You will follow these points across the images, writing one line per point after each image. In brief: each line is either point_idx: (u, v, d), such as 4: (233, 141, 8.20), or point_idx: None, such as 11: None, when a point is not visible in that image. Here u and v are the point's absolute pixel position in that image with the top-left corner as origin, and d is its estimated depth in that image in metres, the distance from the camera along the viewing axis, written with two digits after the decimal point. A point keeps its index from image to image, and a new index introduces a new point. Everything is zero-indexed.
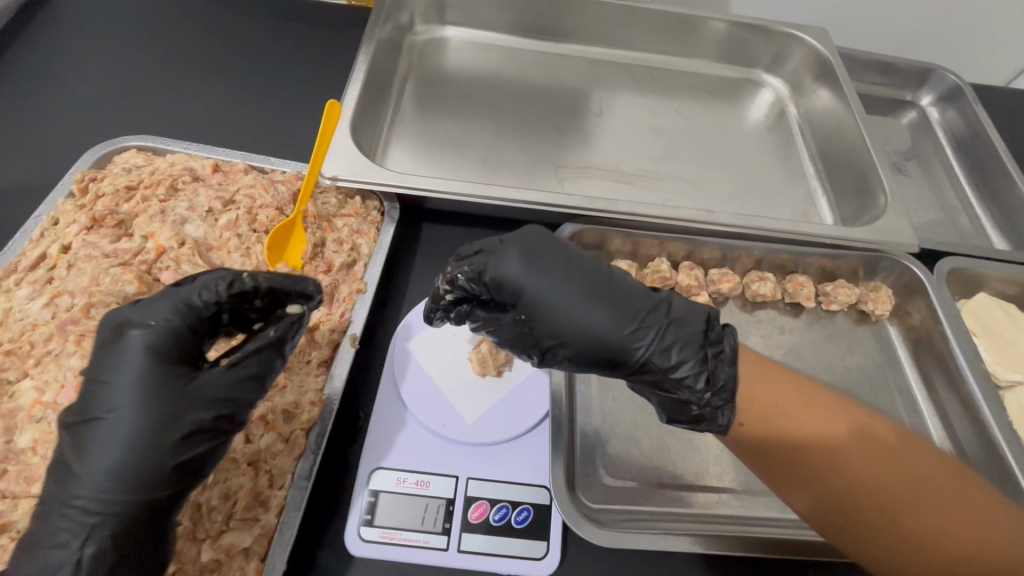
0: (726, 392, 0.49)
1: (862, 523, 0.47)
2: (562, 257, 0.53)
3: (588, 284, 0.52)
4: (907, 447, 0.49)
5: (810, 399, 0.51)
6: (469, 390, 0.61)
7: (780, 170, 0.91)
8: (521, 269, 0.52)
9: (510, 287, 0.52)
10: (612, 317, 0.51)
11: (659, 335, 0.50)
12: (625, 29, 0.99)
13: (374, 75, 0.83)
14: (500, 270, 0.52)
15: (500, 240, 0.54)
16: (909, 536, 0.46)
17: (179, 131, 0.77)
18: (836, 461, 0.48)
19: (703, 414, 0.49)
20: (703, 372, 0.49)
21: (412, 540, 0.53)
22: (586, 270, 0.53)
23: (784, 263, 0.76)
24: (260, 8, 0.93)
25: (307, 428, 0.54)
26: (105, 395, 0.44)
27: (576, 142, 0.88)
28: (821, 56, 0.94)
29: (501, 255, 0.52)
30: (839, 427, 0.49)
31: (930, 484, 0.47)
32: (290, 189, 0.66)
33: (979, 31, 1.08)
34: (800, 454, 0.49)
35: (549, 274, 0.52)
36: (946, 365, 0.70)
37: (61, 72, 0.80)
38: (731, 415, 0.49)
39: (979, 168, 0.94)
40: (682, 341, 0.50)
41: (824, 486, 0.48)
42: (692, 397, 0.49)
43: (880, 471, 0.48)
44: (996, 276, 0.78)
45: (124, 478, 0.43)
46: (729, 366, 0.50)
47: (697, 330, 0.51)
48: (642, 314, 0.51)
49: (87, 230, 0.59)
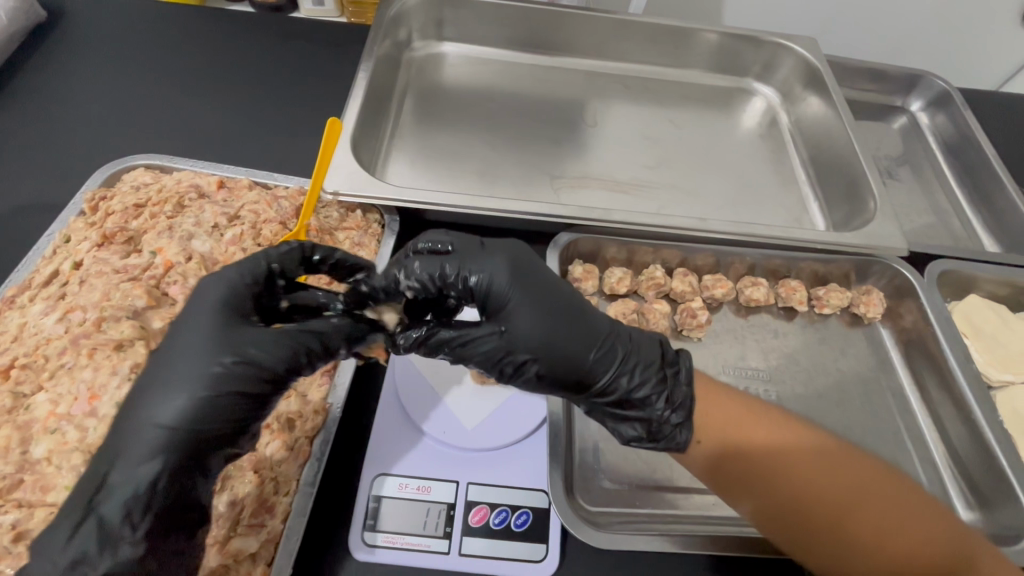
0: (684, 411, 0.52)
1: (813, 532, 0.49)
2: (541, 276, 0.53)
3: (563, 300, 0.52)
4: (845, 457, 0.51)
5: (759, 414, 0.53)
6: (467, 397, 0.62)
7: (772, 177, 0.93)
8: (507, 281, 0.51)
9: (494, 295, 0.51)
10: (585, 335, 0.51)
11: (626, 356, 0.52)
12: (619, 42, 1.01)
13: (373, 92, 0.85)
14: (483, 276, 0.51)
15: (482, 243, 0.53)
16: (854, 541, 0.48)
17: (185, 149, 0.79)
18: (787, 473, 0.50)
19: (662, 432, 0.52)
20: (663, 392, 0.52)
21: (416, 544, 0.54)
22: (562, 290, 0.53)
23: (777, 268, 0.77)
24: (262, 28, 0.96)
25: (311, 436, 0.56)
26: (187, 328, 0.47)
27: (571, 153, 0.90)
28: (810, 64, 0.96)
29: (485, 261, 0.51)
30: (784, 435, 0.52)
31: (871, 492, 0.49)
32: (293, 205, 0.68)
33: (968, 37, 1.10)
34: (753, 465, 0.50)
35: (530, 288, 0.51)
36: (938, 365, 0.71)
37: (72, 95, 0.83)
38: (688, 435, 0.51)
39: (968, 172, 0.96)
40: (645, 364, 0.52)
41: (775, 497, 0.49)
42: (651, 414, 0.52)
43: (826, 480, 0.49)
44: (986, 278, 0.79)
45: (198, 414, 0.44)
46: (686, 386, 0.53)
47: (657, 353, 0.54)
48: (610, 334, 0.52)
49: (98, 247, 0.61)
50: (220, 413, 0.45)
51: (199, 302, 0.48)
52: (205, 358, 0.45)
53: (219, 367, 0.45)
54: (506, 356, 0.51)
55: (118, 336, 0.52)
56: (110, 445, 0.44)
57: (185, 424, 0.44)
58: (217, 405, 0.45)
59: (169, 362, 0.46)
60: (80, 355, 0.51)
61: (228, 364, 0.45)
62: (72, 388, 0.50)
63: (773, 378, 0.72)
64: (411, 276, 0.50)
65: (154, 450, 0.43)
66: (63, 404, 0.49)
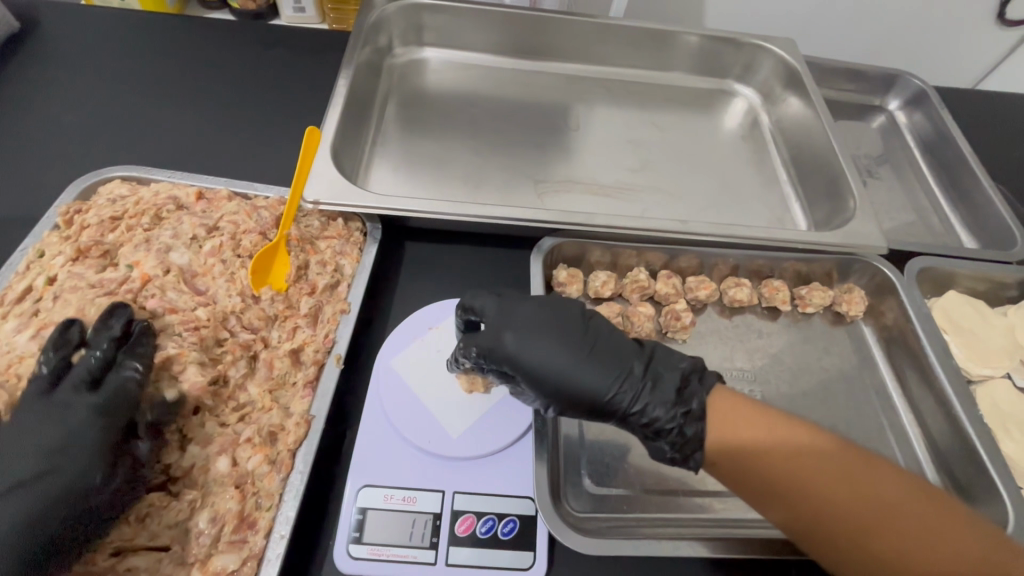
0: (697, 441, 0.52)
1: (841, 545, 0.48)
2: (548, 328, 0.56)
3: (574, 347, 0.55)
4: (874, 472, 0.49)
5: (787, 429, 0.50)
6: (452, 405, 0.62)
7: (754, 178, 0.93)
8: (514, 342, 0.55)
9: (508, 356, 0.55)
10: (594, 377, 0.54)
11: (638, 394, 0.53)
12: (600, 46, 1.02)
13: (354, 99, 0.85)
14: (496, 342, 0.56)
15: (502, 308, 0.58)
16: (879, 557, 0.46)
17: (164, 160, 0.78)
18: (818, 493, 0.48)
19: (679, 459, 0.53)
20: (674, 425, 0.52)
21: (402, 556, 0.53)
22: (571, 335, 0.56)
23: (760, 268, 0.78)
24: (240, 36, 0.95)
25: (293, 449, 0.55)
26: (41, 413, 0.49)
27: (555, 157, 0.90)
28: (789, 66, 0.97)
29: (499, 328, 0.56)
30: (803, 444, 0.50)
31: (903, 509, 0.47)
32: (273, 214, 0.68)
33: (945, 35, 1.12)
34: (785, 482, 0.48)
35: (538, 344, 0.55)
36: (918, 361, 0.72)
37: (46, 106, 0.82)
38: (702, 457, 0.52)
39: (945, 169, 0.97)
40: (655, 399, 0.53)
41: (802, 512, 0.48)
42: (667, 444, 0.53)
43: (856, 497, 0.48)
44: (965, 274, 0.80)
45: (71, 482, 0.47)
46: (699, 420, 0.52)
47: (673, 385, 0.54)
48: (625, 373, 0.54)
49: (73, 261, 0.60)
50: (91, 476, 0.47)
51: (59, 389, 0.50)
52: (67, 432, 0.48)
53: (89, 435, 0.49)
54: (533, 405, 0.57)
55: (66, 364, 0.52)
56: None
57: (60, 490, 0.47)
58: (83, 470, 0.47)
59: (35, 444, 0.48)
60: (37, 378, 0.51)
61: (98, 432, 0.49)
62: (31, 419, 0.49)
63: (758, 378, 0.72)
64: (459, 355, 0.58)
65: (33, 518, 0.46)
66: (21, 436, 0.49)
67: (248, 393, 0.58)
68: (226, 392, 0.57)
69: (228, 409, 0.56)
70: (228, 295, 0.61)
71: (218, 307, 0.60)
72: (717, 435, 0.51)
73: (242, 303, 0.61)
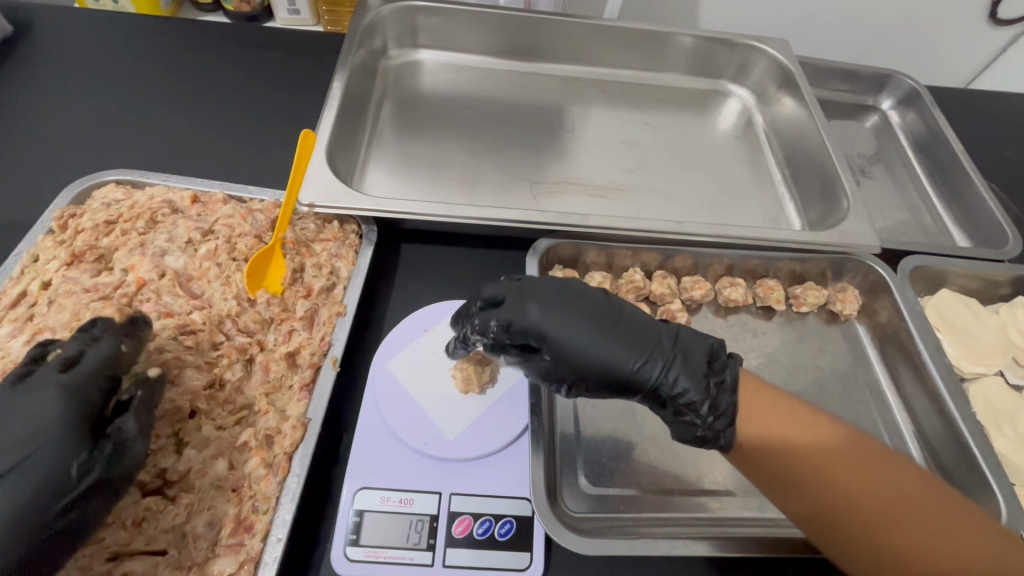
0: (727, 417, 0.52)
1: (858, 538, 0.48)
2: (574, 301, 0.55)
3: (602, 320, 0.55)
4: (886, 467, 0.50)
5: (800, 420, 0.52)
6: (449, 406, 0.62)
7: (748, 177, 0.94)
8: (541, 314, 0.54)
9: (535, 329, 0.54)
10: (624, 351, 0.54)
11: (666, 367, 0.53)
12: (594, 47, 1.02)
13: (349, 101, 0.85)
14: (521, 316, 0.55)
15: (524, 282, 0.57)
16: (890, 551, 0.47)
17: (159, 164, 0.78)
18: (832, 482, 0.48)
19: (708, 436, 0.52)
20: (706, 399, 0.52)
21: (400, 558, 0.53)
22: (598, 309, 0.55)
23: (755, 268, 0.78)
24: (235, 38, 0.95)
25: (290, 452, 0.55)
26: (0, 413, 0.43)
27: (550, 159, 0.90)
28: (782, 66, 0.98)
29: (523, 301, 0.55)
30: (818, 434, 0.51)
31: (917, 503, 0.48)
32: (268, 217, 0.68)
33: (936, 36, 1.12)
34: (799, 468, 0.49)
35: (566, 317, 0.54)
36: (912, 359, 0.73)
37: (39, 111, 0.82)
38: (733, 434, 0.52)
39: (938, 168, 0.98)
40: (687, 372, 0.53)
41: (815, 499, 0.49)
42: (697, 419, 0.52)
43: (869, 488, 0.48)
44: (957, 273, 0.81)
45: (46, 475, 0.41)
46: (730, 395, 0.52)
47: (701, 360, 0.54)
48: (653, 346, 0.54)
49: (67, 266, 0.60)
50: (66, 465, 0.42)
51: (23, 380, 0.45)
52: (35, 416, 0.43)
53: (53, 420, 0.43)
54: (558, 379, 0.55)
55: None
56: None
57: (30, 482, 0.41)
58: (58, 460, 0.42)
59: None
60: None
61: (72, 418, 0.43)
62: None
63: None
64: (476, 333, 0.57)
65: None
66: None
67: (245, 395, 0.58)
68: (222, 395, 0.56)
69: (224, 412, 0.56)
70: (224, 298, 0.61)
71: (213, 311, 0.60)
72: (746, 426, 0.52)
73: (237, 306, 0.61)
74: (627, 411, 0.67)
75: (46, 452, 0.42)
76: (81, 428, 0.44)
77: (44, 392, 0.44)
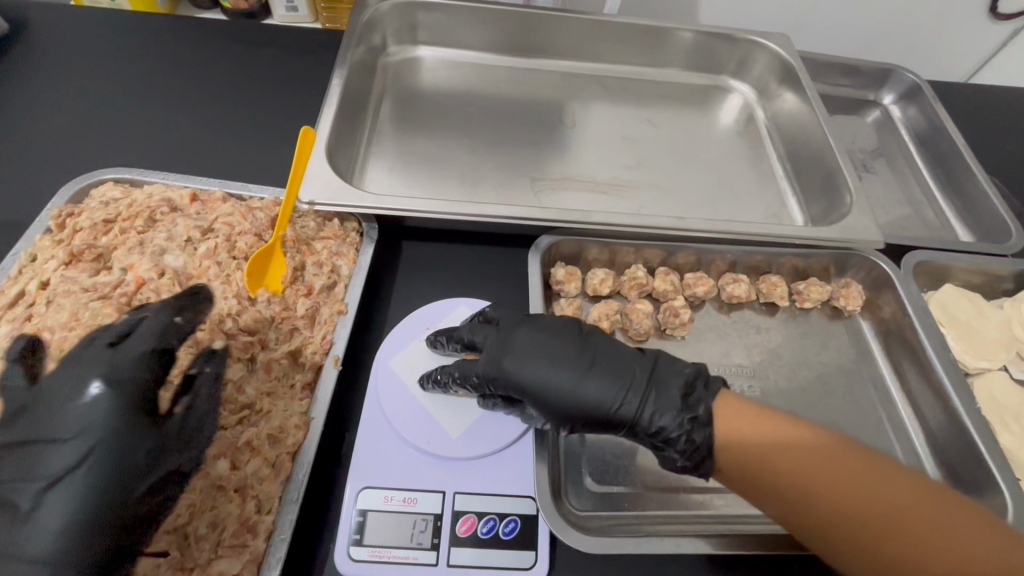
0: (705, 450, 0.51)
1: (841, 541, 0.47)
2: (543, 346, 0.55)
3: (573, 363, 0.54)
4: (882, 473, 0.48)
5: (784, 423, 0.50)
6: (451, 405, 0.62)
7: (750, 173, 0.93)
8: (510, 366, 0.55)
9: (506, 379, 0.55)
10: (596, 394, 0.53)
11: (639, 405, 0.52)
12: (595, 42, 1.01)
13: (348, 99, 0.84)
14: (494, 368, 0.56)
15: (500, 333, 0.58)
16: (883, 559, 0.46)
17: (157, 162, 0.78)
18: (816, 489, 0.47)
19: (689, 468, 0.52)
20: (681, 436, 0.51)
21: (403, 558, 0.53)
22: (568, 352, 0.55)
23: (758, 264, 0.78)
24: (233, 35, 0.94)
25: (293, 452, 0.54)
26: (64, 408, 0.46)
27: (551, 155, 0.90)
28: (784, 61, 0.97)
29: (494, 354, 0.56)
30: (803, 436, 0.49)
31: (904, 510, 0.47)
32: (268, 215, 0.67)
33: (938, 29, 1.12)
34: (782, 476, 0.48)
35: (536, 365, 0.55)
36: (917, 354, 0.72)
37: (35, 109, 0.81)
38: (712, 464, 0.51)
39: (940, 162, 0.97)
40: (661, 410, 0.52)
41: (798, 505, 0.48)
42: (676, 453, 0.52)
43: (855, 495, 0.47)
44: (961, 267, 0.80)
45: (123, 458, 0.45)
46: (706, 427, 0.51)
47: (676, 394, 0.53)
48: (626, 384, 0.53)
49: (65, 265, 0.59)
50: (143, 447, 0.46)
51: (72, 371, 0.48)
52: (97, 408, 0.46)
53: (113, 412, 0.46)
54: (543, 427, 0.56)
55: None
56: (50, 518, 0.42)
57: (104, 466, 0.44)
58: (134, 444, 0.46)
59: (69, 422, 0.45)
60: None
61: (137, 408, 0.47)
62: None
63: (757, 373, 0.72)
64: (457, 384, 0.58)
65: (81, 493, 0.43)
66: None
67: (245, 394, 0.56)
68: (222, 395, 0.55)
69: (225, 412, 0.55)
70: (224, 297, 0.61)
71: (213, 309, 0.59)
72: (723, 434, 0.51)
73: (238, 305, 0.60)
74: None
75: (110, 446, 0.45)
76: (141, 418, 0.47)
77: (91, 392, 0.46)
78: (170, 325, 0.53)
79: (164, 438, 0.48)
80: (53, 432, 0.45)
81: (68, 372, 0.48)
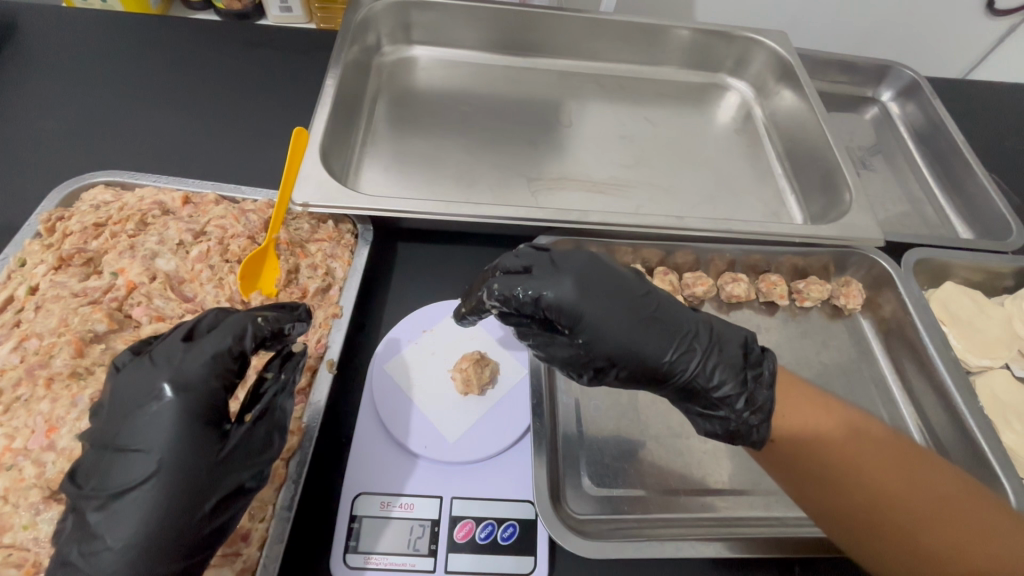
0: (763, 412, 0.52)
1: (878, 534, 0.47)
2: (611, 284, 0.53)
3: (639, 308, 0.53)
4: (929, 469, 0.49)
5: (828, 412, 0.52)
6: (450, 410, 0.61)
7: (748, 171, 0.93)
8: (576, 295, 0.52)
9: (568, 310, 0.52)
10: (659, 339, 0.52)
11: (704, 357, 0.52)
12: (591, 41, 1.01)
13: (342, 100, 0.83)
14: (558, 294, 0.52)
15: (558, 261, 0.54)
16: (924, 553, 0.46)
17: (146, 165, 0.77)
18: (858, 476, 0.48)
19: (740, 430, 0.52)
20: (742, 394, 0.52)
21: (401, 564, 0.52)
22: (634, 295, 0.54)
23: (757, 264, 0.77)
24: (223, 36, 0.93)
25: (287, 458, 0.53)
26: (132, 423, 0.44)
27: (548, 154, 0.89)
28: (782, 58, 0.96)
29: (558, 280, 0.52)
30: (840, 425, 0.51)
31: (950, 504, 0.47)
32: (261, 218, 0.66)
33: (935, 25, 1.11)
34: (820, 460, 0.50)
35: (602, 299, 0.52)
36: (917, 352, 0.72)
37: (24, 112, 0.80)
38: (766, 431, 0.51)
39: (940, 159, 0.97)
40: (725, 364, 0.52)
41: (834, 492, 0.49)
42: (731, 413, 0.52)
43: (894, 483, 0.48)
44: (962, 265, 0.79)
45: (184, 477, 0.44)
46: (769, 388, 0.52)
47: (737, 353, 0.53)
48: (690, 335, 0.53)
49: (55, 270, 0.58)
50: (202, 466, 0.44)
51: (135, 379, 0.46)
52: (154, 424, 0.44)
53: (167, 430, 0.44)
54: (587, 362, 0.53)
55: (72, 364, 0.51)
56: (114, 532, 0.42)
57: (164, 484, 0.43)
58: (197, 462, 0.44)
59: (133, 435, 0.44)
60: (37, 386, 0.51)
61: (198, 425, 0.45)
62: (28, 421, 0.49)
63: None
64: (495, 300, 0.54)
65: (138, 508, 0.43)
66: (19, 439, 0.48)
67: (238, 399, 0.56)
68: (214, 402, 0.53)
69: None
70: (217, 301, 0.60)
71: None
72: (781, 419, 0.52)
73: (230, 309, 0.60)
74: (631, 408, 0.66)
75: (175, 463, 0.44)
76: (203, 434, 0.45)
77: (157, 405, 0.44)
78: (251, 325, 0.49)
79: (228, 455, 0.46)
80: (122, 443, 0.44)
81: (137, 376, 0.46)
